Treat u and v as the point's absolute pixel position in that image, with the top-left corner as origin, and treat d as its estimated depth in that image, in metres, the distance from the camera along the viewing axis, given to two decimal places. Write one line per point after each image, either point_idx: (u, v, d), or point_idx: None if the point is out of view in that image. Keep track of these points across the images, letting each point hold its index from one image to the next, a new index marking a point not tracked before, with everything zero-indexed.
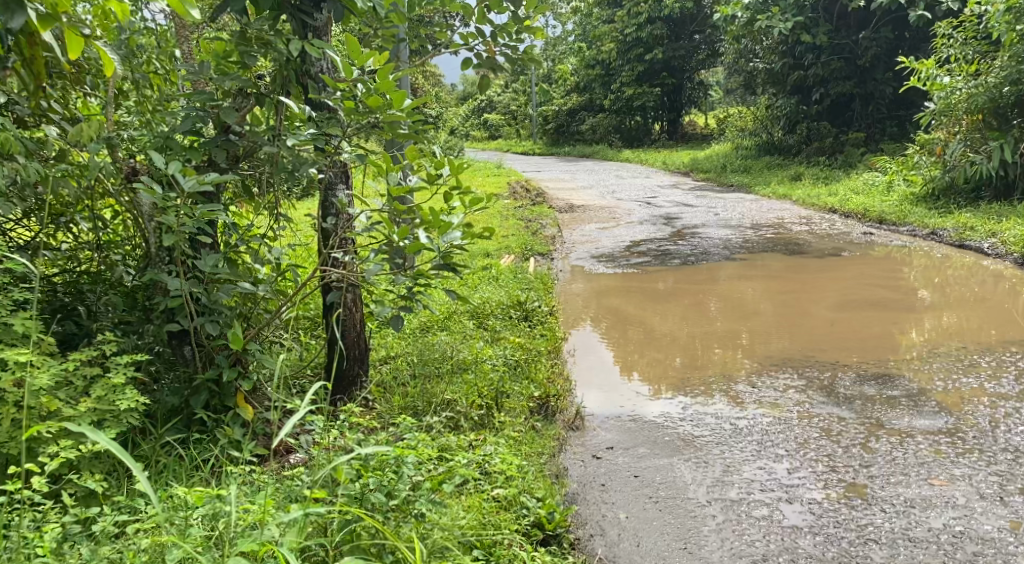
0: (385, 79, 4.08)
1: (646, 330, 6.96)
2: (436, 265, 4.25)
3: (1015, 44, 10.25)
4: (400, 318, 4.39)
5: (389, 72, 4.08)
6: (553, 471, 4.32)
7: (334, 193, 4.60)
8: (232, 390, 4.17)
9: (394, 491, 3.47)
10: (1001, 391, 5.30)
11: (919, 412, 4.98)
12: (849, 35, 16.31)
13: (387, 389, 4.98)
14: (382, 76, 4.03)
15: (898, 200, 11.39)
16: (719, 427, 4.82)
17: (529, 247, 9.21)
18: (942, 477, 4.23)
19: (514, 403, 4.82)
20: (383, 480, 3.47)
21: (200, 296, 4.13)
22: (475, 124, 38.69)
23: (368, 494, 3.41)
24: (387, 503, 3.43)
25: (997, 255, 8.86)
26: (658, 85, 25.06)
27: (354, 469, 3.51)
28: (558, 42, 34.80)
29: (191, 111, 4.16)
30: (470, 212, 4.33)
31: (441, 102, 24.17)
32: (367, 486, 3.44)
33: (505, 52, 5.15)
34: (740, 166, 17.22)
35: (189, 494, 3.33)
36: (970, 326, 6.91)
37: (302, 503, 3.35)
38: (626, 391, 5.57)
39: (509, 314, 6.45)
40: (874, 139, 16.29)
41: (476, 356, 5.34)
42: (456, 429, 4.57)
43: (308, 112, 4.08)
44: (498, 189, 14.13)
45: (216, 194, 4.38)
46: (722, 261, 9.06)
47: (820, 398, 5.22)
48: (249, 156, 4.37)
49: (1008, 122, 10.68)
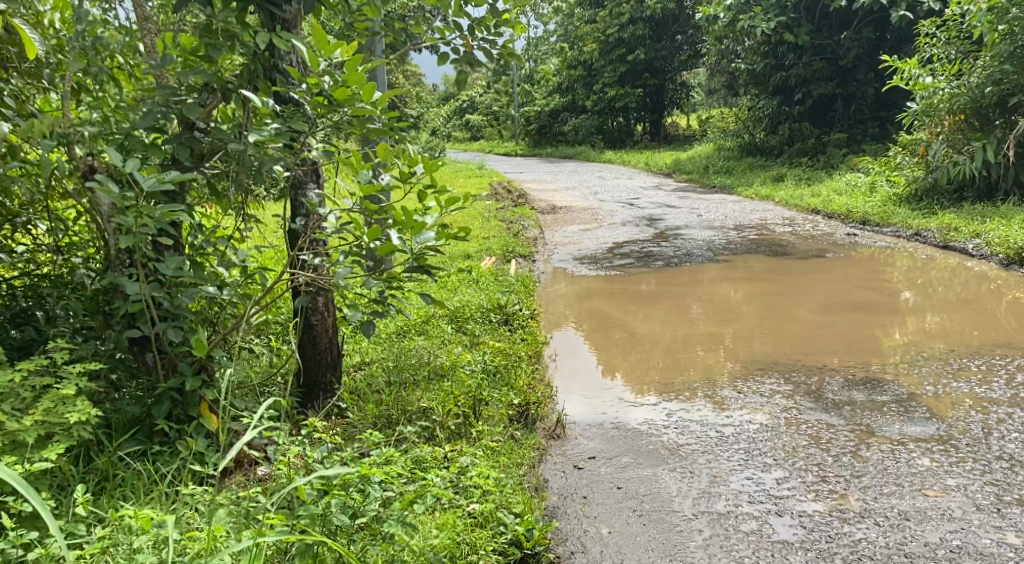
0: (354, 70, 3.91)
1: (629, 332, 6.80)
2: (409, 268, 4.06)
3: (998, 44, 10.19)
4: (372, 323, 4.21)
5: (358, 62, 3.90)
6: (533, 483, 4.15)
7: (304, 192, 4.47)
8: (196, 399, 4.00)
9: (360, 511, 3.31)
10: (991, 396, 5.16)
11: (909, 418, 4.84)
12: (830, 35, 16.25)
13: (360, 397, 4.80)
14: (350, 68, 3.86)
15: (881, 201, 11.28)
16: (704, 434, 4.66)
17: (510, 249, 9.04)
18: (936, 488, 4.09)
19: (493, 412, 4.66)
20: (348, 502, 3.29)
21: (162, 301, 3.95)
22: (458, 125, 38.50)
23: (330, 517, 3.25)
24: (352, 525, 3.28)
25: (981, 256, 8.75)
26: (640, 86, 24.97)
27: (317, 488, 3.33)
28: (540, 43, 34.68)
29: (153, 106, 3.97)
30: (446, 212, 4.14)
31: (423, 103, 23.98)
32: (330, 507, 3.27)
33: (483, 47, 4.97)
34: (722, 167, 17.11)
35: (136, 519, 3.16)
36: (953, 328, 6.79)
37: (256, 528, 3.17)
38: (608, 396, 5.41)
39: (489, 317, 6.28)
40: (856, 140, 16.22)
41: (454, 362, 5.17)
42: (431, 440, 4.40)
43: (272, 106, 3.91)
44: (479, 190, 13.96)
45: (180, 194, 4.21)
46: (706, 262, 8.92)
47: (807, 404, 5.07)
48: (215, 154, 4.20)
49: (991, 123, 10.60)
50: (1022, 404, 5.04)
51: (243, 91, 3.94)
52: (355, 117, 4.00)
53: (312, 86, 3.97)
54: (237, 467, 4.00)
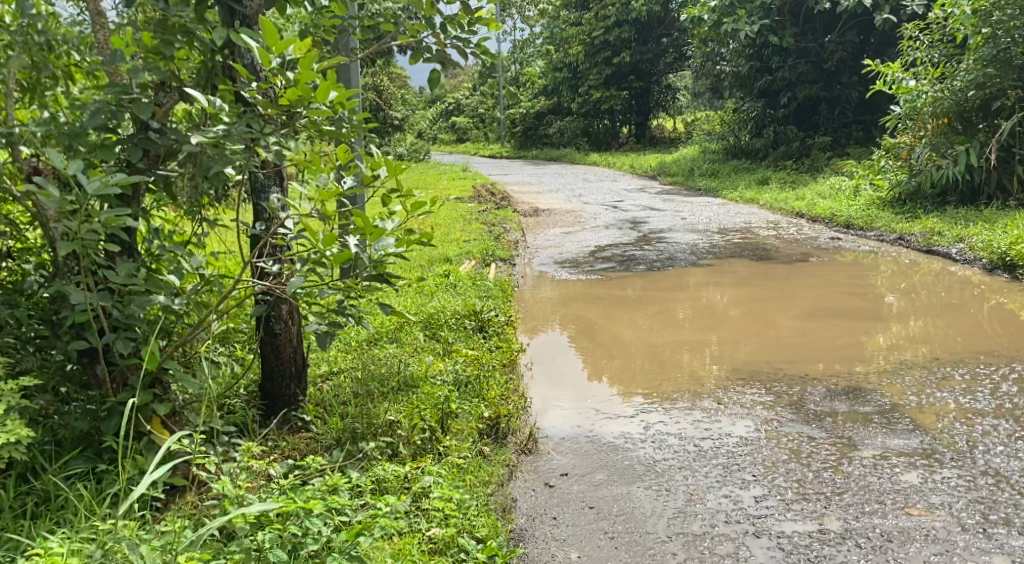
0: (308, 69, 3.74)
1: (609, 338, 6.63)
2: (367, 277, 3.89)
3: (981, 48, 10.13)
4: (330, 335, 4.03)
5: (312, 60, 3.73)
6: (500, 503, 3.98)
7: (266, 197, 4.31)
8: (148, 414, 3.86)
9: (298, 548, 3.26)
10: (975, 407, 5.02)
11: (893, 431, 4.69)
12: (814, 38, 16.16)
13: (326, 409, 4.62)
14: (304, 66, 3.70)
15: (864, 205, 11.16)
16: (682, 449, 4.51)
17: (490, 252, 8.88)
18: (920, 506, 3.94)
19: (462, 425, 4.49)
20: (283, 537, 3.27)
21: (112, 310, 3.80)
22: (444, 127, 38.28)
23: (267, 552, 3.20)
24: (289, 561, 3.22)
25: (965, 261, 8.64)
26: (626, 89, 24.82)
27: (251, 521, 3.32)
28: (526, 45, 34.53)
29: (102, 105, 3.80)
30: (409, 218, 3.98)
31: (409, 105, 23.79)
32: (266, 543, 3.24)
33: (456, 45, 4.75)
34: (707, 170, 16.98)
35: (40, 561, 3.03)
36: (937, 334, 6.65)
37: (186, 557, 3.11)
38: (583, 406, 5.24)
39: (464, 324, 6.10)
40: (840, 143, 16.13)
41: (425, 371, 4.99)
42: (395, 456, 4.23)
43: (221, 104, 3.73)
44: (463, 193, 13.78)
45: (134, 198, 4.06)
46: (688, 266, 8.78)
47: (788, 416, 4.92)
48: (170, 155, 4.04)
49: (974, 127, 10.52)
50: (1008, 416, 4.90)
51: (190, 87, 3.77)
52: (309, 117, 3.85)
53: (262, 85, 3.80)
54: (190, 485, 3.83)
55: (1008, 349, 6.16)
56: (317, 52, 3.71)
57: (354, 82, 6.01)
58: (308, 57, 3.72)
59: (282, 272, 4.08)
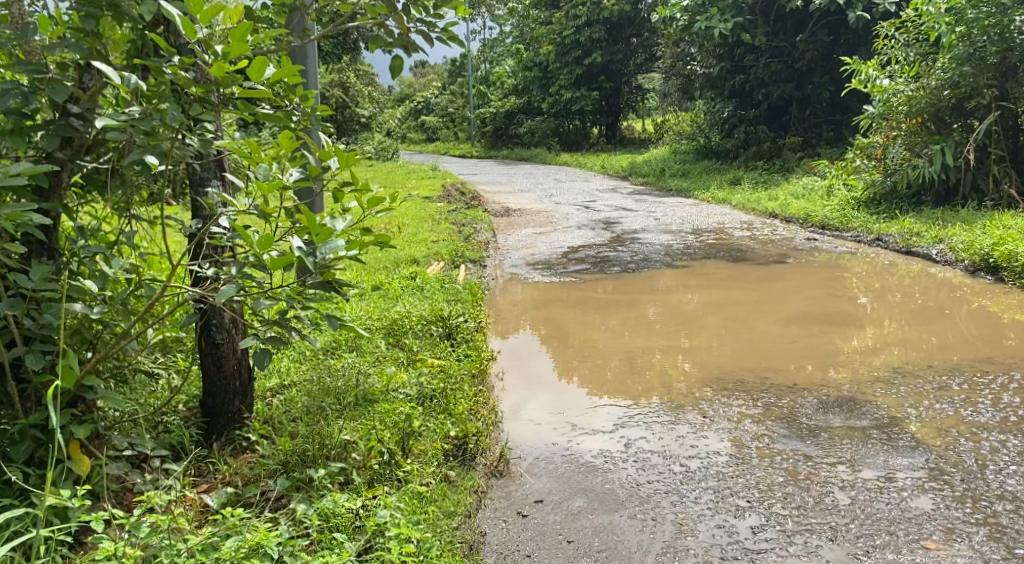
0: (239, 41, 3.29)
1: (585, 341, 6.22)
2: (311, 284, 3.46)
3: (955, 46, 9.79)
4: (269, 352, 3.55)
5: (245, 31, 3.29)
6: (466, 539, 3.56)
7: (205, 190, 3.93)
8: (63, 438, 3.55)
9: None
10: (979, 421, 4.65)
11: (894, 447, 4.31)
12: (787, 37, 15.85)
13: (274, 428, 4.24)
14: (236, 37, 3.25)
15: (840, 203, 10.81)
16: (668, 470, 4.10)
17: (459, 253, 8.44)
18: (936, 538, 3.57)
19: (425, 446, 4.07)
20: None
21: (25, 319, 3.50)
22: (413, 127, 37.76)
23: None
24: None
25: (946, 262, 8.31)
26: (596, 89, 24.39)
27: None
28: (495, 45, 34.05)
29: (13, 84, 3.41)
30: (363, 216, 3.56)
31: (375, 103, 23.36)
32: None
33: (421, 29, 4.24)
34: (679, 171, 16.62)
35: None
36: (917, 337, 6.32)
37: None
38: (556, 419, 4.82)
39: (430, 330, 5.65)
40: (811, 144, 15.84)
41: (386, 385, 4.59)
42: (347, 484, 3.79)
43: (136, 81, 3.25)
44: (431, 192, 13.37)
45: (54, 192, 3.73)
46: (663, 268, 8.40)
47: (781, 431, 4.51)
48: (96, 145, 3.74)
49: (948, 127, 10.18)
50: (1014, 431, 4.53)
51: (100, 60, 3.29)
52: (241, 96, 3.45)
53: (183, 60, 3.39)
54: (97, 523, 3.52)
55: (989, 352, 5.88)
56: (251, 23, 3.28)
57: (311, 68, 5.67)
58: (241, 29, 3.28)
59: (219, 277, 3.68)
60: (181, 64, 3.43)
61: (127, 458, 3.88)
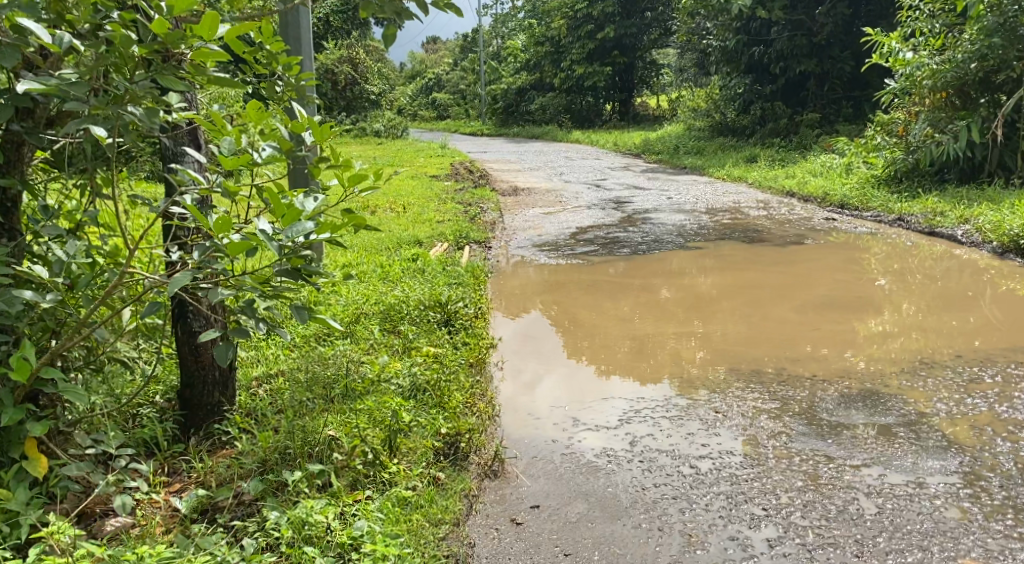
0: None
1: (593, 326, 5.89)
2: (279, 271, 3.18)
3: (984, 17, 9.33)
4: (233, 345, 3.26)
5: None
6: (453, 553, 3.31)
7: (178, 162, 3.61)
8: (20, 438, 3.25)
9: None
10: (1015, 418, 4.30)
11: (925, 448, 3.97)
12: (806, 10, 15.34)
13: (256, 421, 3.91)
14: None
15: (861, 181, 10.41)
16: (676, 473, 3.78)
17: (464, 234, 8.10)
18: (974, 555, 3.27)
19: (413, 444, 3.77)
20: None
21: None
22: (424, 103, 37.42)
23: None
24: None
25: (972, 243, 7.93)
26: (609, 64, 23.90)
27: None
28: (506, 20, 33.58)
29: None
30: (341, 196, 3.23)
31: (385, 80, 23.05)
32: None
33: None
34: (693, 148, 16.21)
35: None
36: (941, 321, 5.97)
37: None
38: (558, 412, 4.50)
39: (427, 316, 5.31)
40: (829, 120, 15.39)
41: (378, 374, 4.27)
42: (326, 488, 3.50)
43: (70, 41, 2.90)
44: (439, 171, 13.05)
45: (16, 165, 3.43)
46: (675, 249, 8.04)
47: (800, 429, 4.17)
48: (56, 117, 3.40)
49: (974, 102, 9.74)
50: None
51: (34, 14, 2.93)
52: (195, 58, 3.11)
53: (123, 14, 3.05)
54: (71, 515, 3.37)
55: (1019, 339, 5.52)
56: None
57: (304, 37, 5.39)
58: None
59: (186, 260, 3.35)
60: (122, 20, 3.09)
61: (94, 456, 3.60)
